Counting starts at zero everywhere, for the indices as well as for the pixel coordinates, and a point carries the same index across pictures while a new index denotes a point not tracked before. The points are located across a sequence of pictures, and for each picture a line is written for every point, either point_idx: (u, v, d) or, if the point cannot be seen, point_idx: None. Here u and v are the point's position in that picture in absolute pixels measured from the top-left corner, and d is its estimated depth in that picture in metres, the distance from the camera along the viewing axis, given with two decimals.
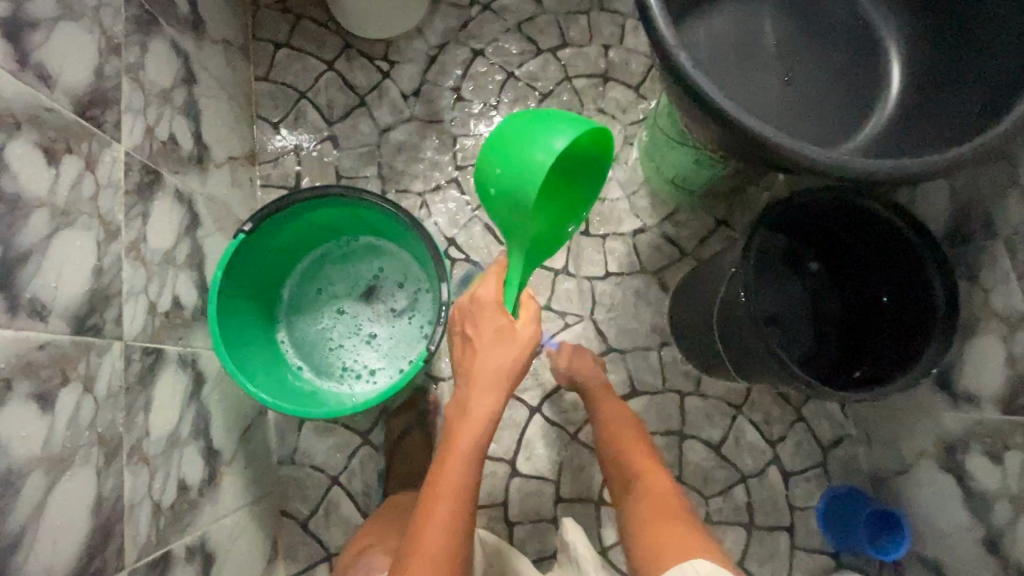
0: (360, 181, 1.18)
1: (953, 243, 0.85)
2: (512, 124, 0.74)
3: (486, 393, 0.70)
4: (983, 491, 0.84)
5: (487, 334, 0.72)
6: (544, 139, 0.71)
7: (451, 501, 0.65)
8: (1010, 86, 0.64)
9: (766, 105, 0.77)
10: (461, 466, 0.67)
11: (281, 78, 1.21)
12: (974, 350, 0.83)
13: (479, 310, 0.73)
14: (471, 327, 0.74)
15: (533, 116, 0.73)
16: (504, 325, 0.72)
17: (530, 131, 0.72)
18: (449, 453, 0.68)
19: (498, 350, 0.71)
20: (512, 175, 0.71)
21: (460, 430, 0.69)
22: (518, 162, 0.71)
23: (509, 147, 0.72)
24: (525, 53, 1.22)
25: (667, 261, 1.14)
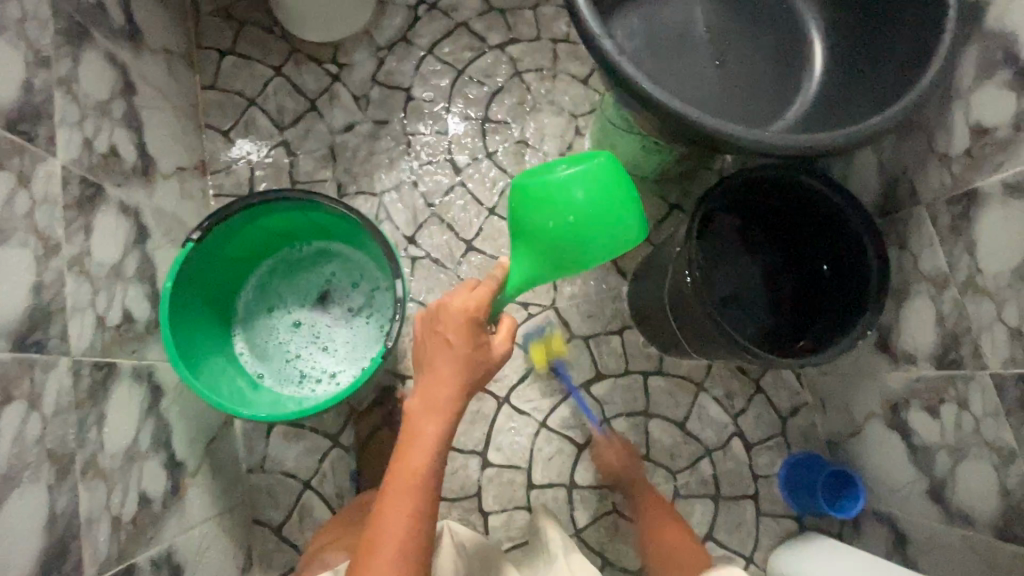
0: (316, 185, 1.18)
1: (882, 213, 0.90)
2: (590, 176, 0.72)
3: (454, 395, 0.70)
4: (925, 444, 0.89)
5: (463, 337, 0.71)
6: (609, 224, 0.73)
7: (415, 499, 0.65)
8: (914, 62, 0.69)
9: (698, 90, 0.80)
10: (426, 465, 0.67)
11: (228, 86, 1.20)
12: (908, 313, 0.88)
13: (464, 317, 0.72)
14: (453, 331, 0.71)
15: (613, 176, 0.73)
16: (479, 335, 0.73)
17: (603, 202, 0.72)
18: (412, 453, 0.67)
19: (471, 357, 0.71)
20: (563, 233, 0.73)
21: (425, 429, 0.68)
22: (575, 222, 0.73)
23: (578, 201, 0.72)
24: (473, 51, 1.24)
25: (623, 247, 1.17)
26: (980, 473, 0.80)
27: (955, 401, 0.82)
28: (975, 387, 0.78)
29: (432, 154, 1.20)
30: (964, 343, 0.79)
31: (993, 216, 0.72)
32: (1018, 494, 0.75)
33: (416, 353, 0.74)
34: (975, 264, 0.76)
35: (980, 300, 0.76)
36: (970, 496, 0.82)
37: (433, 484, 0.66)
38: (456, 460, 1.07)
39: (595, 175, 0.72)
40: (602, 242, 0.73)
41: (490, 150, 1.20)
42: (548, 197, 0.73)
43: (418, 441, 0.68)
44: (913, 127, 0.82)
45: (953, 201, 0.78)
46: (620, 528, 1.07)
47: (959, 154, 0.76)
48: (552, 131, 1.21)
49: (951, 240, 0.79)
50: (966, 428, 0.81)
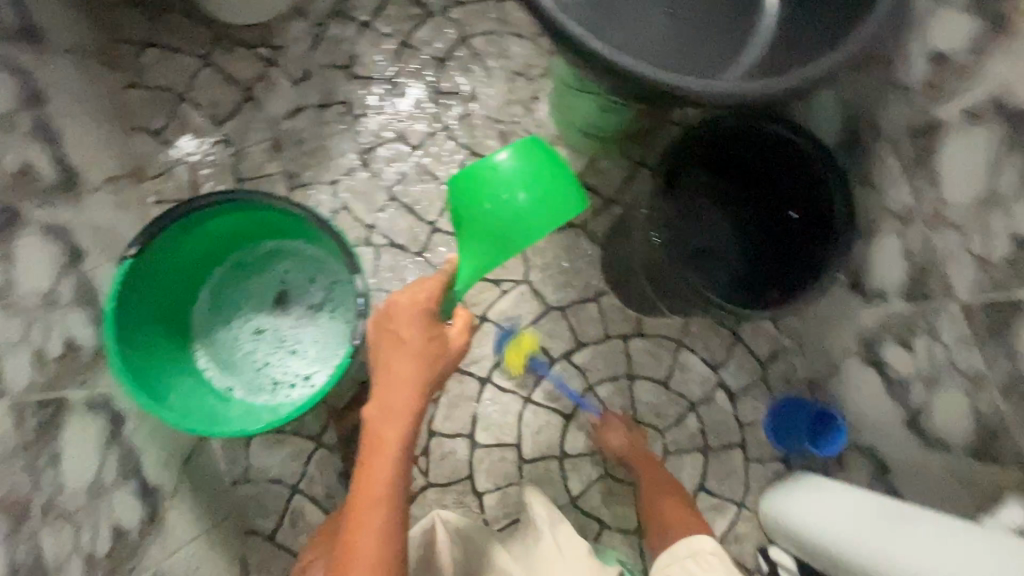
0: (263, 180, 1.11)
1: (845, 151, 0.89)
2: (524, 159, 0.71)
3: (413, 396, 0.69)
4: (900, 376, 0.90)
5: (418, 337, 0.70)
6: (547, 203, 0.70)
7: (385, 506, 0.65)
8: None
9: (647, 42, 0.76)
10: (390, 472, 0.66)
11: (152, 81, 1.11)
12: (877, 249, 0.88)
13: (415, 314, 0.70)
14: (405, 330, 0.70)
15: (549, 159, 0.71)
16: (434, 332, 0.71)
17: (540, 183, 0.70)
18: (375, 462, 0.67)
19: (426, 355, 0.70)
20: (500, 215, 0.70)
21: (386, 434, 0.68)
22: (513, 203, 0.69)
23: (513, 182, 0.70)
24: (414, 18, 1.17)
25: (591, 212, 1.14)
26: (954, 400, 0.81)
27: (927, 332, 0.83)
28: (945, 317, 0.79)
29: (383, 134, 1.14)
30: (933, 275, 0.79)
31: (954, 144, 0.71)
32: (990, 416, 0.76)
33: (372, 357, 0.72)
34: (939, 194, 0.75)
35: (945, 231, 0.75)
36: (946, 421, 0.84)
37: (400, 490, 0.66)
38: (444, 445, 1.06)
39: (528, 162, 0.70)
40: (539, 225, 0.70)
41: (443, 124, 1.14)
42: (480, 183, 0.70)
43: (379, 448, 0.67)
44: (869, 60, 0.80)
45: (915, 134, 0.76)
46: (614, 492, 1.08)
47: (918, 85, 0.74)
48: (506, 97, 1.16)
49: (915, 173, 0.78)
50: (939, 358, 0.82)
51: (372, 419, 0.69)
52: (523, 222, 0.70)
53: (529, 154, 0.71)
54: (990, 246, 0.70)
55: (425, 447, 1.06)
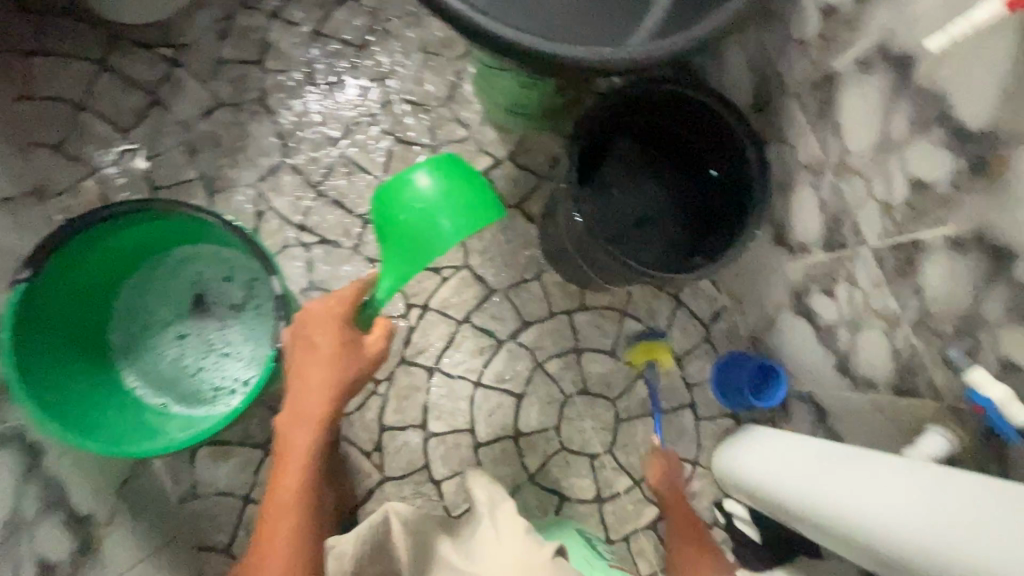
0: (179, 187, 1.06)
1: (757, 109, 0.91)
2: (438, 171, 0.76)
3: (319, 403, 0.72)
4: (827, 324, 0.93)
5: (329, 345, 0.73)
6: (463, 210, 0.74)
7: (296, 502, 0.70)
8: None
9: (547, 15, 0.76)
10: (300, 475, 0.71)
11: (45, 92, 1.04)
12: (796, 203, 0.90)
13: (326, 320, 0.72)
14: (317, 335, 0.72)
15: (463, 169, 0.77)
16: (347, 335, 0.73)
17: (455, 191, 0.75)
18: (286, 466, 0.71)
19: (337, 359, 0.72)
20: (417, 224, 0.74)
21: (296, 440, 0.72)
22: (429, 211, 0.74)
23: (428, 193, 0.75)
24: (324, 6, 1.12)
25: (525, 191, 1.14)
26: (874, 341, 0.84)
27: (846, 280, 0.85)
28: (859, 263, 0.81)
29: (303, 129, 1.10)
30: (845, 224, 0.81)
31: (852, 93, 0.73)
32: (906, 353, 0.79)
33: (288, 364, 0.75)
34: (843, 144, 0.77)
35: (852, 179, 0.77)
36: (868, 362, 0.88)
37: (308, 492, 0.71)
38: (397, 438, 1.06)
39: (444, 179, 0.76)
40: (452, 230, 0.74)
41: (365, 113, 1.11)
42: (399, 197, 0.76)
43: (290, 452, 0.72)
44: (771, 16, 0.82)
45: (816, 87, 0.78)
46: (571, 465, 1.09)
47: (813, 37, 0.76)
48: (427, 80, 1.13)
49: (820, 125, 0.80)
50: (858, 303, 0.85)
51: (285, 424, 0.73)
52: (438, 227, 0.73)
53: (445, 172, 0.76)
54: (891, 190, 0.72)
55: (377, 443, 1.05)
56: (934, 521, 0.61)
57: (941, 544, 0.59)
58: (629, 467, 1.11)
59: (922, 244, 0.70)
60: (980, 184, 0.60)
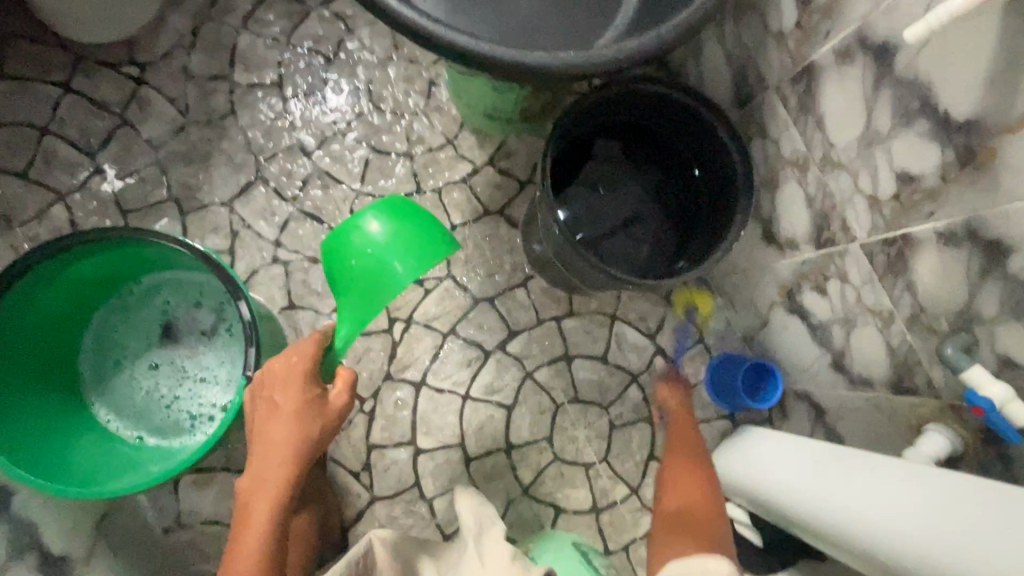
0: (151, 208, 1.03)
1: (738, 104, 0.88)
2: (387, 215, 0.77)
3: (283, 464, 0.68)
4: (821, 322, 0.91)
5: (291, 402, 0.70)
6: (412, 250, 0.75)
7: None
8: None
9: (513, 20, 0.73)
10: (259, 551, 0.64)
11: (10, 118, 1.01)
12: (782, 199, 0.87)
13: (288, 375, 0.71)
14: (279, 391, 0.71)
15: (414, 212, 0.78)
16: (311, 391, 0.72)
17: (403, 233, 0.76)
18: (243, 540, 0.65)
19: (301, 415, 0.70)
20: (366, 267, 0.75)
21: (256, 511, 0.66)
22: (379, 255, 0.75)
23: (377, 237, 0.76)
24: (293, 16, 1.10)
25: (507, 197, 1.11)
26: (868, 339, 0.82)
27: (838, 277, 0.82)
28: (849, 260, 0.78)
29: (276, 144, 1.07)
30: (833, 220, 0.78)
31: (832, 85, 0.71)
32: (901, 351, 0.76)
33: (249, 428, 0.72)
34: (826, 138, 0.74)
35: (838, 174, 0.75)
36: (863, 361, 0.85)
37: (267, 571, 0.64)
38: (387, 456, 1.03)
39: (393, 223, 0.77)
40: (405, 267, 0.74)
41: (340, 125, 1.09)
42: (349, 243, 0.77)
43: (248, 525, 0.66)
44: (747, 8, 0.79)
45: (796, 80, 0.76)
46: (566, 475, 1.07)
47: (790, 29, 0.73)
48: (403, 88, 1.10)
49: (802, 119, 0.77)
50: (850, 300, 0.82)
51: (244, 494, 0.68)
52: (389, 268, 0.74)
53: (393, 216, 0.77)
54: (877, 184, 0.69)
55: (366, 462, 1.03)
56: (894, 516, 0.64)
57: (910, 554, 0.60)
58: (625, 475, 1.08)
59: (913, 239, 0.67)
60: (968, 175, 0.58)
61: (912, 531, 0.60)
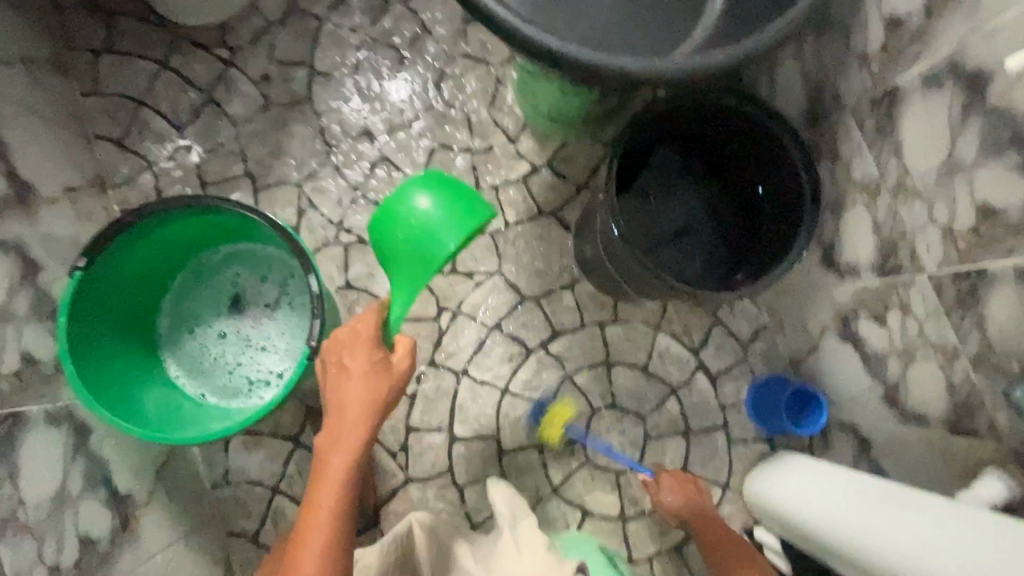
0: (228, 183, 1.09)
1: (810, 124, 0.88)
2: (427, 186, 0.80)
3: (357, 422, 0.72)
4: (876, 352, 0.88)
5: (359, 364, 0.74)
6: (455, 217, 0.78)
7: (330, 526, 0.66)
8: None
9: (592, 24, 0.74)
10: (335, 500, 0.68)
11: (111, 89, 1.09)
12: (847, 223, 0.86)
13: (355, 340, 0.75)
14: (347, 356, 0.75)
15: (450, 181, 0.81)
16: (378, 355, 0.75)
17: (446, 203, 0.79)
18: (321, 489, 0.69)
19: (370, 377, 0.74)
20: (413, 238, 0.78)
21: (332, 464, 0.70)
22: (424, 225, 0.78)
23: (420, 208, 0.78)
24: (374, 10, 1.14)
25: (563, 199, 1.13)
26: (928, 375, 0.79)
27: (900, 307, 0.80)
28: (915, 291, 0.76)
29: (347, 130, 1.12)
30: (902, 248, 0.77)
31: (915, 111, 0.69)
32: (964, 390, 0.73)
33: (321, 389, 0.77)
34: (903, 164, 0.73)
35: (911, 201, 0.73)
36: (919, 397, 0.83)
37: (343, 517, 0.68)
38: (424, 439, 1.06)
39: (431, 192, 0.80)
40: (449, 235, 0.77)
41: (409, 116, 1.13)
42: (392, 216, 0.80)
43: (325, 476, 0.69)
44: (830, 27, 0.78)
45: (876, 103, 0.75)
46: (597, 479, 1.07)
47: (876, 51, 0.72)
48: (472, 85, 1.14)
49: (878, 143, 0.76)
50: (912, 332, 0.79)
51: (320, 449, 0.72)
52: (436, 237, 0.77)
53: (429, 186, 0.80)
54: (955, 215, 0.67)
55: (404, 443, 1.06)
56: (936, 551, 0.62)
57: None
58: None
59: (989, 274, 0.65)
60: None
61: (976, 566, 0.58)
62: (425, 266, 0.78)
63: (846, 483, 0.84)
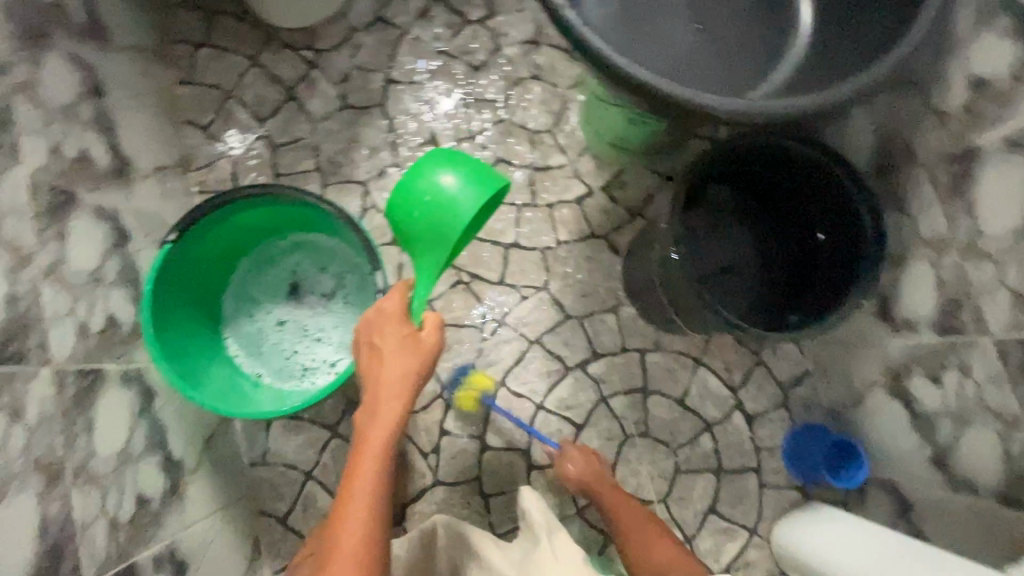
0: (299, 176, 1.15)
1: (877, 175, 0.88)
2: (436, 161, 0.80)
3: (393, 399, 0.72)
4: (927, 412, 0.87)
5: (391, 343, 0.74)
6: (470, 187, 0.79)
7: (370, 499, 0.68)
8: (890, 13, 0.65)
9: (674, 54, 0.74)
10: (372, 477, 0.69)
11: (204, 79, 1.17)
12: (908, 277, 0.85)
13: (385, 320, 0.75)
14: (378, 336, 0.75)
15: (456, 154, 0.82)
16: (409, 333, 0.75)
17: (459, 176, 0.80)
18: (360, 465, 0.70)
19: (403, 356, 0.74)
20: (432, 214, 0.78)
21: (370, 441, 0.71)
22: (441, 199, 0.78)
23: (435, 181, 0.79)
24: (453, 26, 1.19)
25: (617, 223, 1.15)
26: (982, 441, 0.77)
27: (957, 368, 0.79)
28: (976, 353, 0.75)
29: (415, 138, 1.16)
30: (966, 308, 0.76)
31: (993, 172, 0.69)
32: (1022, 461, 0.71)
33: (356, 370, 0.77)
34: (975, 224, 0.72)
35: (980, 263, 0.72)
36: (971, 462, 0.80)
37: (380, 493, 0.69)
38: (455, 444, 1.08)
39: (440, 166, 0.80)
40: (466, 206, 0.78)
41: (475, 130, 1.17)
42: (407, 194, 0.79)
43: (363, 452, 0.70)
44: (909, 82, 0.79)
45: (952, 161, 0.75)
46: None
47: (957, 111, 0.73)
48: (538, 106, 1.17)
49: (950, 201, 0.76)
50: (968, 395, 0.78)
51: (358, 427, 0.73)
52: (456, 209, 0.78)
53: (436, 159, 0.80)
54: None
55: (436, 445, 1.08)
56: None
57: None
58: (681, 521, 1.07)
59: None
60: None
61: None
62: (448, 238, 0.78)
63: (876, 546, 0.83)
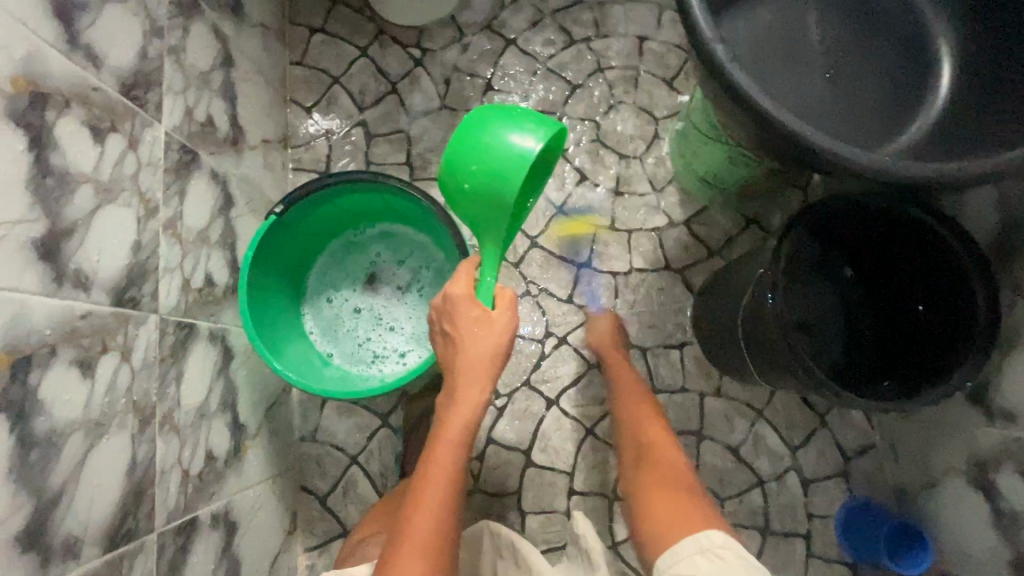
0: (388, 168, 1.18)
1: (997, 255, 0.83)
2: (473, 125, 0.78)
3: (471, 383, 0.72)
4: (1015, 511, 0.81)
5: (467, 326, 0.73)
6: (515, 141, 0.76)
7: (449, 482, 0.68)
8: None
9: (799, 106, 0.72)
10: (450, 460, 0.69)
11: (315, 63, 1.22)
12: (1015, 366, 0.80)
13: (458, 301, 0.74)
14: (451, 320, 0.74)
15: (490, 113, 0.79)
16: (484, 314, 0.73)
17: (501, 133, 0.77)
18: (438, 447, 0.70)
19: (478, 338, 0.72)
20: (483, 181, 0.76)
21: (448, 424, 0.71)
22: (489, 163, 0.76)
23: (478, 147, 0.77)
24: (557, 43, 1.20)
25: (694, 260, 1.13)
26: None
27: None
28: None
29: None
30: None
31: None
32: None
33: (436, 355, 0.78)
34: None
35: None
36: None
37: (457, 476, 0.69)
38: (499, 454, 1.07)
39: (477, 128, 0.78)
40: (513, 162, 0.75)
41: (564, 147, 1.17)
42: (453, 167, 0.78)
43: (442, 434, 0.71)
44: None
45: None
46: None
47: None
48: (631, 132, 1.17)
49: None
50: None
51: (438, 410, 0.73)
52: (508, 167, 0.76)
53: (475, 123, 0.78)
54: None
55: (480, 452, 1.07)
56: None
57: None
58: None
59: None
60: None
61: None
62: (508, 201, 0.76)
63: None
